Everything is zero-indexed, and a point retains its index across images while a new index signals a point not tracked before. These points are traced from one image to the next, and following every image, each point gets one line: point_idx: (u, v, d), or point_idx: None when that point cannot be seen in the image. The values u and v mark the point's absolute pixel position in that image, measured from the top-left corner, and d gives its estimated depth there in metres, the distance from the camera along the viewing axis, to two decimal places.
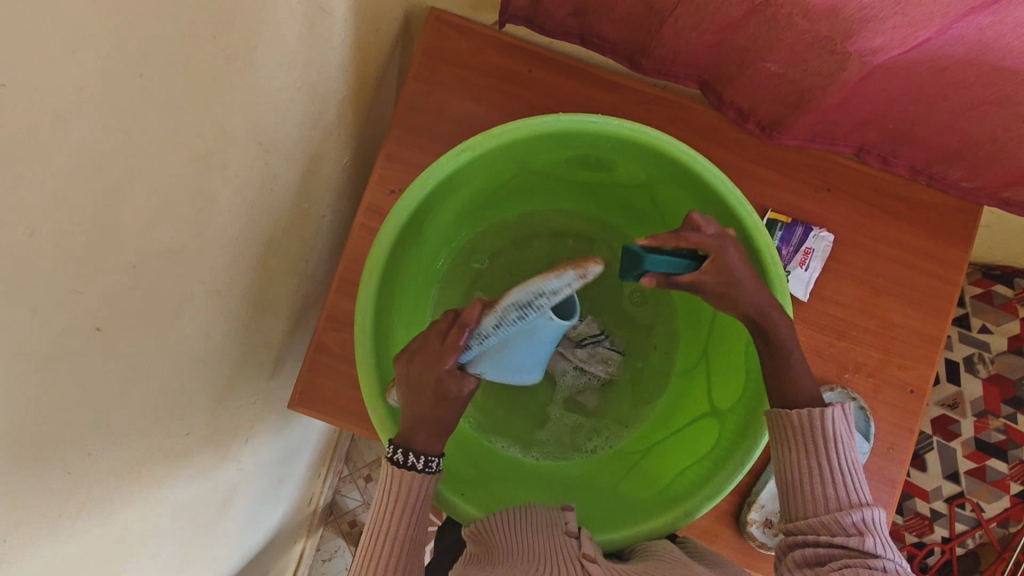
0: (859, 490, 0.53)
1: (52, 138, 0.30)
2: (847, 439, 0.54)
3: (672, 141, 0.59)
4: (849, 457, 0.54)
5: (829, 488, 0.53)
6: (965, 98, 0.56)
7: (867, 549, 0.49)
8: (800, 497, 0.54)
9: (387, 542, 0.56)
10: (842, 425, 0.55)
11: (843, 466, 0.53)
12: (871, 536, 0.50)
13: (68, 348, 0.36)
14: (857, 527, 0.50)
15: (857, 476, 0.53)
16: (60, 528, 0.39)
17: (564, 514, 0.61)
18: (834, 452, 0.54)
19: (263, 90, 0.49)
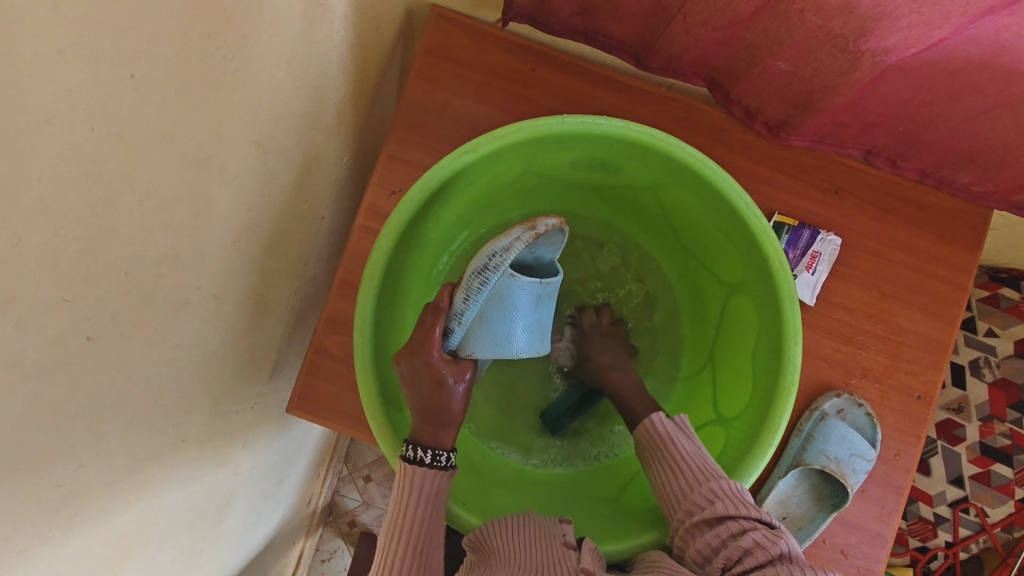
0: (705, 466, 0.57)
1: (39, 141, 0.29)
2: (677, 433, 0.60)
3: (679, 143, 0.57)
4: (683, 447, 0.59)
5: (685, 479, 0.56)
6: (978, 100, 0.55)
7: (724, 513, 0.52)
8: (670, 502, 0.57)
9: (403, 541, 0.55)
10: (668, 428, 0.61)
11: (686, 452, 0.58)
12: (723, 499, 0.53)
13: (58, 358, 0.34)
14: (711, 499, 0.53)
15: (699, 457, 0.58)
16: (51, 542, 0.38)
17: (561, 526, 0.59)
18: (674, 451, 0.59)
19: (261, 90, 0.48)
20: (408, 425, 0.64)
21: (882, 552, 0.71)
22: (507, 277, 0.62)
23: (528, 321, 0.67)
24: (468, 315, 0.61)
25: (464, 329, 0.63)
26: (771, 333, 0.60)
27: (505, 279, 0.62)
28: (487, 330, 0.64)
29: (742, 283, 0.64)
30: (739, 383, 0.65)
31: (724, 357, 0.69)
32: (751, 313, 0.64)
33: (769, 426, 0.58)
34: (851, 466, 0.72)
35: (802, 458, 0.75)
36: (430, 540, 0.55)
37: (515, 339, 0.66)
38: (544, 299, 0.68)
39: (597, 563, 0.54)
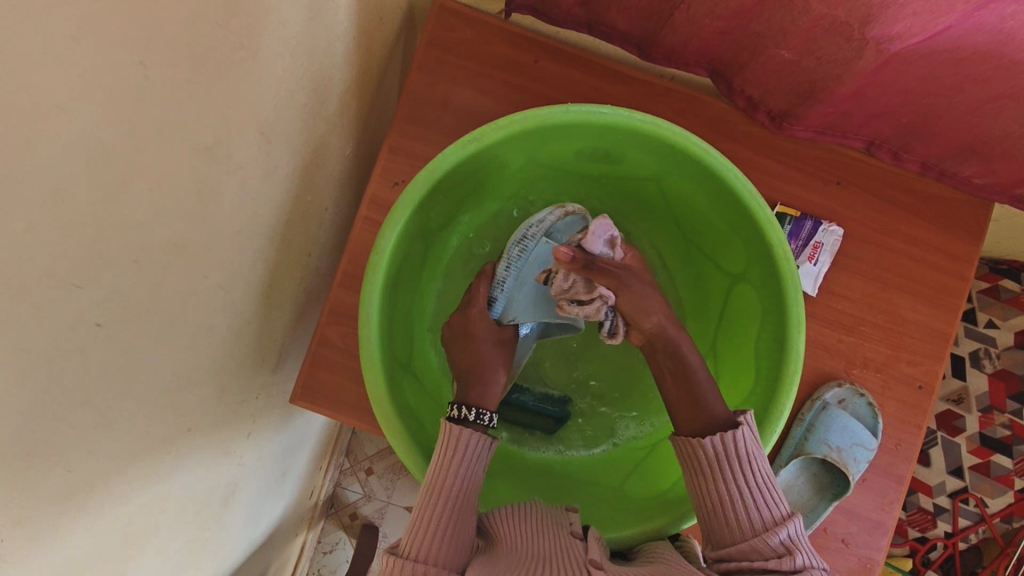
0: (778, 505, 0.53)
1: (51, 130, 0.29)
2: (756, 456, 0.55)
3: (683, 132, 0.57)
4: (760, 473, 0.54)
5: (752, 509, 0.53)
6: (982, 91, 0.55)
7: (798, 567, 0.49)
8: (726, 521, 0.54)
9: (446, 499, 0.55)
10: (751, 442, 0.55)
11: (758, 482, 0.54)
12: (800, 553, 0.50)
13: (69, 344, 0.34)
14: (785, 547, 0.50)
15: (773, 490, 0.54)
16: (60, 529, 0.38)
17: (568, 515, 0.60)
18: (748, 472, 0.54)
19: (266, 79, 0.48)
20: (413, 414, 0.64)
21: (883, 541, 0.71)
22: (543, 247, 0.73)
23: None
24: (510, 278, 0.72)
25: (508, 296, 0.73)
26: (774, 322, 0.60)
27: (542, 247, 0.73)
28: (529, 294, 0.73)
29: (745, 273, 0.65)
30: (742, 373, 0.65)
31: (728, 346, 0.69)
32: (754, 302, 0.64)
33: (775, 416, 0.58)
34: (852, 456, 0.72)
35: (804, 447, 0.76)
36: (469, 500, 0.56)
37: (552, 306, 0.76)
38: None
39: (605, 552, 0.55)
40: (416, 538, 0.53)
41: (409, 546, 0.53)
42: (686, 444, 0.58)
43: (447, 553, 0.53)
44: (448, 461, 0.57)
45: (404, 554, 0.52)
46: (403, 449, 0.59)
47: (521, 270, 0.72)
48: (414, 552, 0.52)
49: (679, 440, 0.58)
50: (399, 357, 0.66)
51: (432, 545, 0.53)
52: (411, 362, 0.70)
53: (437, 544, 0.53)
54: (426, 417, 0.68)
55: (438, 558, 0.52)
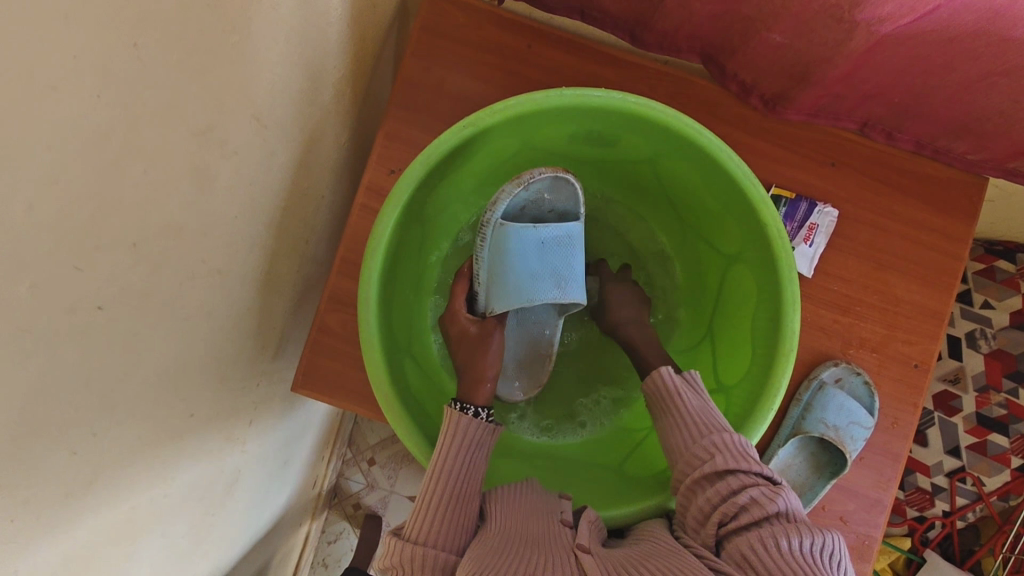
0: (714, 422, 0.57)
1: (46, 108, 0.29)
2: (688, 389, 0.61)
3: (678, 114, 0.57)
4: (694, 402, 0.59)
5: (692, 430, 0.57)
6: (973, 68, 0.55)
7: (730, 472, 0.52)
8: (676, 449, 0.58)
9: (449, 482, 0.56)
10: (682, 382, 0.62)
11: (692, 405, 0.59)
12: (725, 455, 0.54)
13: (70, 325, 0.35)
14: (715, 450, 0.54)
15: (708, 414, 0.58)
16: (66, 510, 0.39)
17: (560, 502, 0.61)
18: (682, 405, 0.60)
19: (260, 66, 0.48)
20: (414, 399, 0.65)
21: (881, 518, 0.72)
22: (503, 230, 0.68)
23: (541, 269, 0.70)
24: (481, 273, 0.69)
25: (487, 289, 0.71)
26: (769, 301, 0.61)
27: (500, 231, 0.67)
28: (507, 284, 0.69)
29: (740, 254, 0.65)
30: (737, 353, 0.66)
31: (725, 326, 0.69)
32: (750, 282, 0.64)
33: (773, 395, 0.58)
34: (849, 435, 0.73)
35: (801, 426, 0.76)
36: (472, 486, 0.57)
37: (537, 287, 0.69)
38: (564, 247, 0.71)
39: (595, 538, 0.55)
40: (419, 518, 0.54)
41: (413, 528, 0.54)
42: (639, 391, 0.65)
43: (451, 537, 0.53)
44: (451, 447, 0.59)
45: (409, 537, 0.53)
46: (403, 433, 0.60)
47: (491, 259, 0.69)
48: (418, 535, 0.53)
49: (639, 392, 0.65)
50: (398, 341, 0.66)
51: (436, 531, 0.53)
52: (410, 347, 0.70)
53: (442, 528, 0.54)
54: (426, 401, 0.68)
55: (442, 542, 0.53)
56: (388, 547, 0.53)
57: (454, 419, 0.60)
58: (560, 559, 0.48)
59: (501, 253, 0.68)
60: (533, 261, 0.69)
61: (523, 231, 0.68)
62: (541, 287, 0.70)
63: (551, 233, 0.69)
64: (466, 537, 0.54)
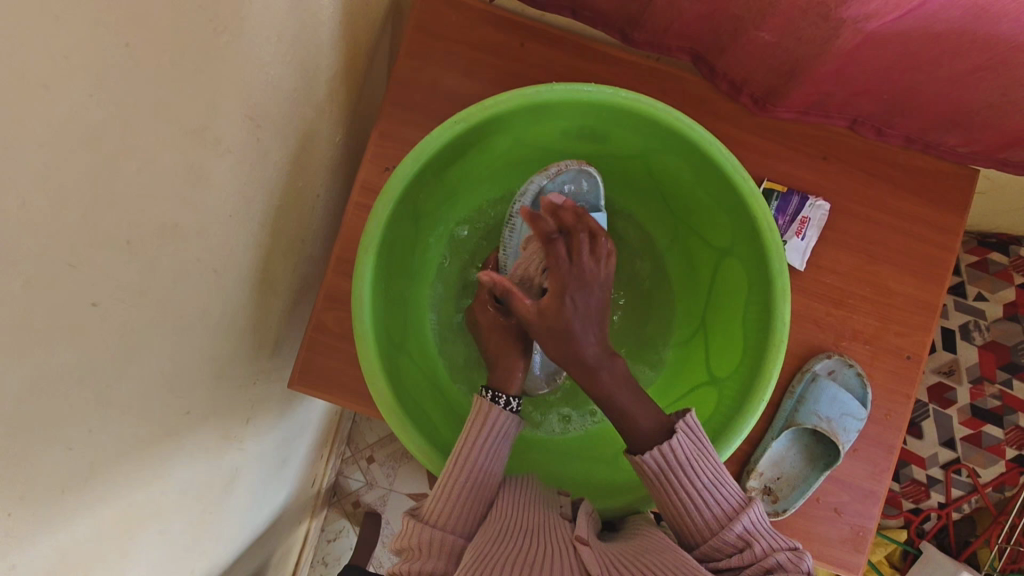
0: (730, 496, 0.55)
1: (37, 109, 0.29)
2: (697, 459, 0.56)
3: (668, 109, 0.58)
4: (706, 474, 0.55)
5: (708, 508, 0.54)
6: (960, 63, 0.55)
7: (761, 557, 0.51)
8: (692, 525, 0.55)
9: (469, 470, 0.57)
10: (690, 447, 0.56)
11: (710, 481, 0.55)
12: (759, 541, 0.52)
13: (65, 323, 0.35)
14: (744, 539, 0.52)
15: (722, 484, 0.55)
16: (64, 505, 0.40)
17: (558, 499, 0.61)
18: (693, 476, 0.55)
19: (252, 66, 0.49)
20: (409, 392, 0.65)
21: (874, 509, 0.73)
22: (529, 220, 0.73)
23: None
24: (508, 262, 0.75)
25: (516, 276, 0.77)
26: (760, 293, 0.61)
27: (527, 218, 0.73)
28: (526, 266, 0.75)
29: (732, 248, 0.65)
30: (729, 345, 0.66)
31: (717, 319, 0.69)
32: (741, 275, 0.64)
33: (765, 385, 0.59)
34: (841, 425, 0.73)
35: (794, 419, 0.76)
36: (491, 474, 0.58)
37: None
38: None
39: (592, 531, 0.55)
40: (438, 503, 0.55)
41: (431, 511, 0.55)
42: (633, 461, 0.58)
43: (461, 522, 0.55)
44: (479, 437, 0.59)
45: (425, 519, 0.55)
46: (398, 428, 0.60)
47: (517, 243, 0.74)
48: (433, 518, 0.55)
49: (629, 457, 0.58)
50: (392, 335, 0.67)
51: (448, 515, 0.55)
52: (406, 342, 0.70)
53: (454, 512, 0.55)
54: (421, 394, 0.69)
55: (453, 526, 0.55)
56: (406, 528, 0.54)
57: (483, 411, 0.60)
58: (562, 554, 0.49)
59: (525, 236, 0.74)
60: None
61: None
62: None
63: None
64: (476, 521, 0.56)
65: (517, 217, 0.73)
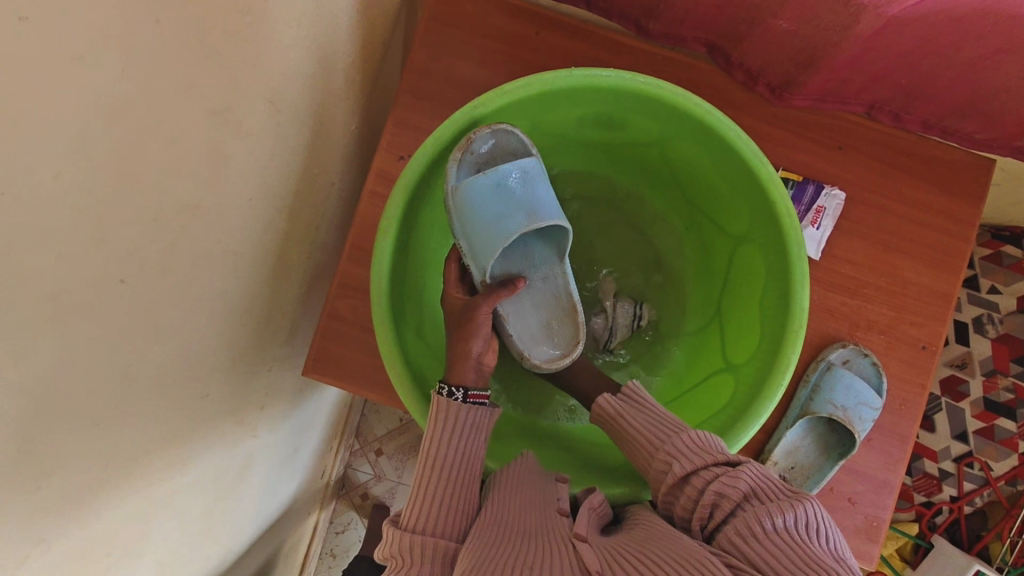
0: (661, 428, 0.59)
1: (74, 81, 0.30)
2: (633, 403, 0.63)
3: (686, 93, 0.58)
4: (638, 414, 0.61)
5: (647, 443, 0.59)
6: (979, 47, 0.55)
7: (684, 474, 0.53)
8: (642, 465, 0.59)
9: (440, 470, 0.56)
10: (621, 398, 0.64)
11: (644, 418, 0.60)
12: (679, 459, 0.54)
13: (94, 297, 0.36)
14: (669, 461, 0.55)
15: (657, 420, 0.60)
16: (88, 480, 0.40)
17: (557, 488, 0.61)
18: (628, 422, 0.61)
19: (273, 49, 0.49)
20: (424, 378, 0.66)
21: (889, 499, 0.73)
22: (462, 191, 0.63)
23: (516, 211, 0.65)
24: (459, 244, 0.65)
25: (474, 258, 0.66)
26: (778, 279, 0.61)
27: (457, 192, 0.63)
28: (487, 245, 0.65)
29: (748, 234, 0.65)
30: (746, 331, 0.66)
31: (733, 306, 0.69)
32: (758, 261, 0.64)
33: (783, 370, 0.59)
34: (857, 415, 0.72)
35: (809, 407, 0.75)
36: (467, 472, 0.57)
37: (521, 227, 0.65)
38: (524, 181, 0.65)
39: (593, 526, 0.55)
40: (415, 507, 0.54)
41: (410, 519, 0.53)
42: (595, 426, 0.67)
43: (449, 524, 0.53)
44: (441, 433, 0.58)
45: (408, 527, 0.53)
46: (415, 411, 0.61)
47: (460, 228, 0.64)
48: (414, 524, 0.53)
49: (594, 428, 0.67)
50: (408, 322, 0.67)
51: (433, 519, 0.53)
52: (422, 328, 0.71)
53: (438, 515, 0.54)
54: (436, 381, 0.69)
55: (440, 529, 0.53)
56: (386, 535, 0.53)
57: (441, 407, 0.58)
58: (560, 550, 0.48)
59: (464, 215, 0.63)
60: (502, 207, 0.64)
61: (477, 183, 0.62)
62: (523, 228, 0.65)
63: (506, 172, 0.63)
64: (464, 521, 0.54)
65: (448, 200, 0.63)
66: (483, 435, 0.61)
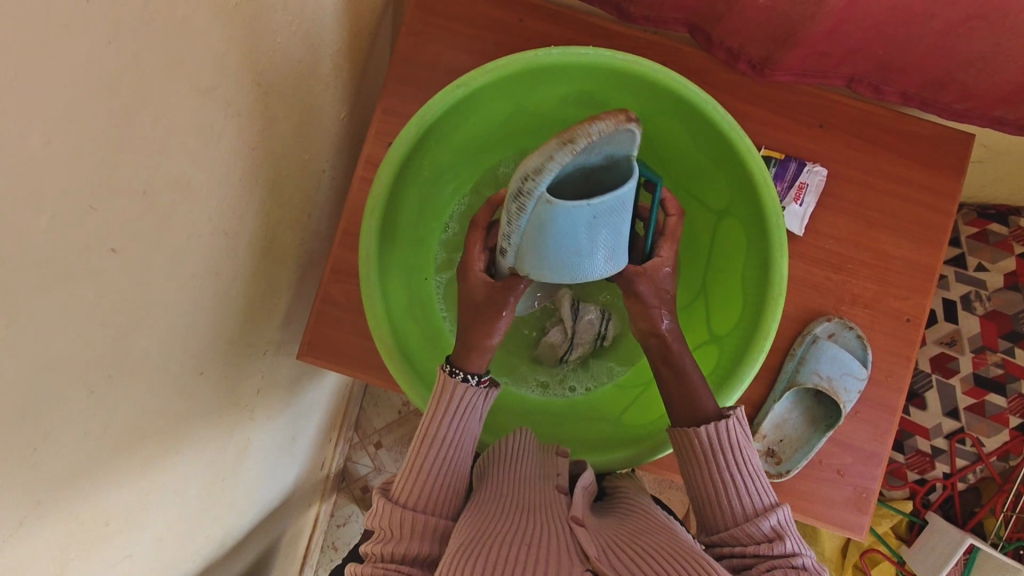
0: (764, 492, 0.56)
1: (62, 47, 0.31)
2: (745, 444, 0.57)
3: (663, 70, 0.60)
4: (749, 461, 0.57)
5: (743, 498, 0.56)
6: (951, 15, 0.56)
7: (788, 552, 0.52)
8: (719, 508, 0.57)
9: (434, 450, 0.59)
10: (740, 435, 0.57)
11: (754, 469, 0.56)
12: (788, 537, 0.53)
13: (86, 263, 0.37)
14: (775, 532, 0.53)
15: (760, 479, 0.57)
16: (84, 446, 0.41)
17: (556, 463, 0.63)
18: (737, 464, 0.56)
19: (260, 32, 0.50)
20: (416, 355, 0.68)
21: (877, 470, 0.74)
22: (548, 207, 0.47)
23: (591, 245, 0.52)
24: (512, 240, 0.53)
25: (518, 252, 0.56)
26: (759, 249, 0.63)
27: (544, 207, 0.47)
28: (547, 259, 0.53)
29: (729, 209, 0.67)
30: (728, 303, 0.68)
31: (715, 279, 0.71)
32: (739, 234, 0.66)
33: (765, 337, 0.61)
34: (842, 385, 0.74)
35: (796, 379, 0.76)
36: (458, 450, 0.60)
37: (593, 259, 0.54)
38: (618, 213, 0.51)
39: (587, 507, 0.57)
40: (406, 483, 0.57)
41: (401, 492, 0.57)
42: (680, 434, 0.59)
43: (437, 504, 0.57)
44: (442, 412, 0.60)
45: (398, 501, 0.56)
46: (405, 384, 0.63)
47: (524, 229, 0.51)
48: (405, 500, 0.56)
49: (674, 430, 0.60)
50: (396, 301, 0.68)
51: (422, 494, 0.56)
52: (412, 307, 0.72)
53: (429, 495, 0.57)
54: (426, 358, 0.71)
55: (429, 507, 0.56)
56: (376, 507, 0.56)
57: (442, 387, 0.60)
58: (555, 531, 0.50)
59: (537, 230, 0.50)
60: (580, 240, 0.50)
61: (575, 210, 0.47)
62: (589, 262, 0.54)
63: (613, 206, 0.48)
64: (451, 499, 0.58)
65: (526, 204, 0.47)
66: (481, 415, 0.62)
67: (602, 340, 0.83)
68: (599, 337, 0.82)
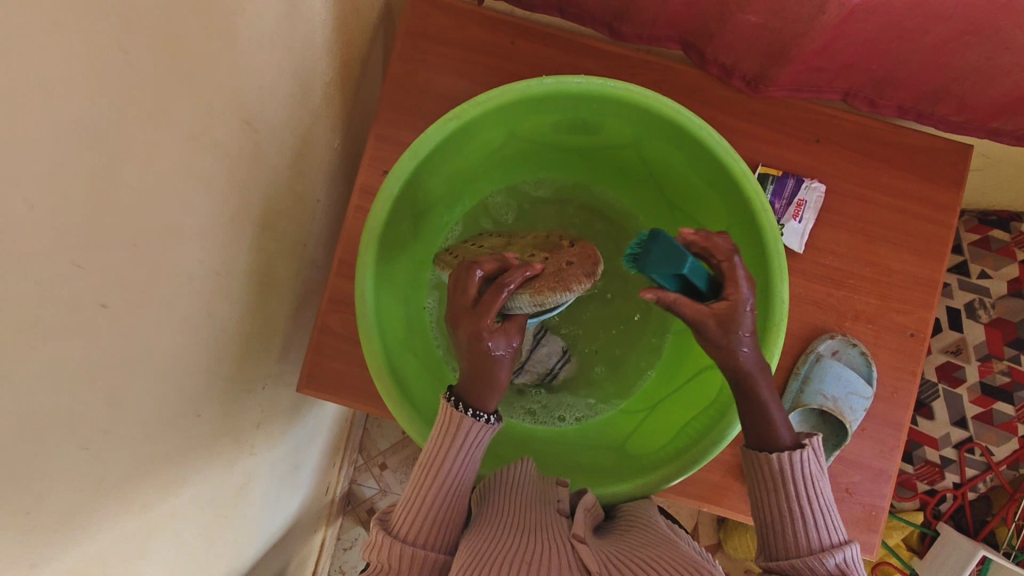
0: (835, 529, 0.55)
1: (43, 108, 0.31)
2: (819, 477, 0.56)
3: (657, 96, 0.59)
4: (822, 494, 0.55)
5: (810, 531, 0.55)
6: (945, 29, 0.55)
7: None
8: (784, 539, 0.56)
9: (437, 483, 0.58)
10: (814, 466, 0.56)
11: (822, 503, 0.55)
12: None
13: (74, 320, 0.36)
14: (840, 569, 0.52)
15: (831, 514, 0.55)
16: (81, 502, 0.41)
17: (557, 492, 0.63)
18: (811, 495, 0.55)
19: (247, 71, 0.50)
20: (415, 387, 0.67)
21: (886, 488, 0.73)
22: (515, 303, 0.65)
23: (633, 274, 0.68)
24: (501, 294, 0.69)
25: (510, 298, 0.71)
26: (758, 273, 0.62)
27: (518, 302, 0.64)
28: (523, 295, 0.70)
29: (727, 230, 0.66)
30: None
31: None
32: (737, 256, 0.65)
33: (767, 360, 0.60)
34: (848, 404, 0.73)
35: (800, 400, 0.76)
36: (463, 483, 0.59)
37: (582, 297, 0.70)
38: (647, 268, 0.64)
39: (589, 527, 0.56)
40: (406, 514, 0.57)
41: (400, 522, 0.57)
42: (752, 454, 0.58)
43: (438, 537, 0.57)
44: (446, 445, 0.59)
45: (396, 532, 0.56)
46: (403, 420, 0.62)
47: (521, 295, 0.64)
48: (403, 532, 0.56)
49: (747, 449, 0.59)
50: (393, 334, 0.67)
51: (420, 525, 0.56)
52: (409, 337, 0.72)
53: (428, 526, 0.57)
54: (427, 390, 0.70)
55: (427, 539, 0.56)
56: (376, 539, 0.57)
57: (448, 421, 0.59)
58: (558, 550, 0.49)
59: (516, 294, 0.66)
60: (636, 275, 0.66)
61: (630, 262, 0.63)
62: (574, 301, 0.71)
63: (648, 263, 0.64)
64: (455, 531, 0.58)
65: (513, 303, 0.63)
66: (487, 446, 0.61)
67: (552, 377, 0.83)
68: (549, 373, 0.83)
